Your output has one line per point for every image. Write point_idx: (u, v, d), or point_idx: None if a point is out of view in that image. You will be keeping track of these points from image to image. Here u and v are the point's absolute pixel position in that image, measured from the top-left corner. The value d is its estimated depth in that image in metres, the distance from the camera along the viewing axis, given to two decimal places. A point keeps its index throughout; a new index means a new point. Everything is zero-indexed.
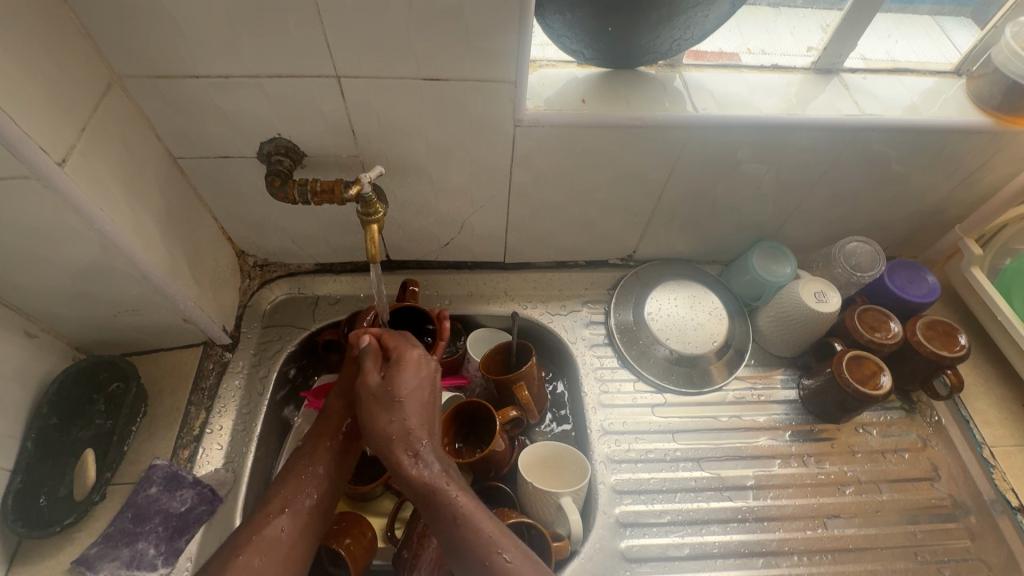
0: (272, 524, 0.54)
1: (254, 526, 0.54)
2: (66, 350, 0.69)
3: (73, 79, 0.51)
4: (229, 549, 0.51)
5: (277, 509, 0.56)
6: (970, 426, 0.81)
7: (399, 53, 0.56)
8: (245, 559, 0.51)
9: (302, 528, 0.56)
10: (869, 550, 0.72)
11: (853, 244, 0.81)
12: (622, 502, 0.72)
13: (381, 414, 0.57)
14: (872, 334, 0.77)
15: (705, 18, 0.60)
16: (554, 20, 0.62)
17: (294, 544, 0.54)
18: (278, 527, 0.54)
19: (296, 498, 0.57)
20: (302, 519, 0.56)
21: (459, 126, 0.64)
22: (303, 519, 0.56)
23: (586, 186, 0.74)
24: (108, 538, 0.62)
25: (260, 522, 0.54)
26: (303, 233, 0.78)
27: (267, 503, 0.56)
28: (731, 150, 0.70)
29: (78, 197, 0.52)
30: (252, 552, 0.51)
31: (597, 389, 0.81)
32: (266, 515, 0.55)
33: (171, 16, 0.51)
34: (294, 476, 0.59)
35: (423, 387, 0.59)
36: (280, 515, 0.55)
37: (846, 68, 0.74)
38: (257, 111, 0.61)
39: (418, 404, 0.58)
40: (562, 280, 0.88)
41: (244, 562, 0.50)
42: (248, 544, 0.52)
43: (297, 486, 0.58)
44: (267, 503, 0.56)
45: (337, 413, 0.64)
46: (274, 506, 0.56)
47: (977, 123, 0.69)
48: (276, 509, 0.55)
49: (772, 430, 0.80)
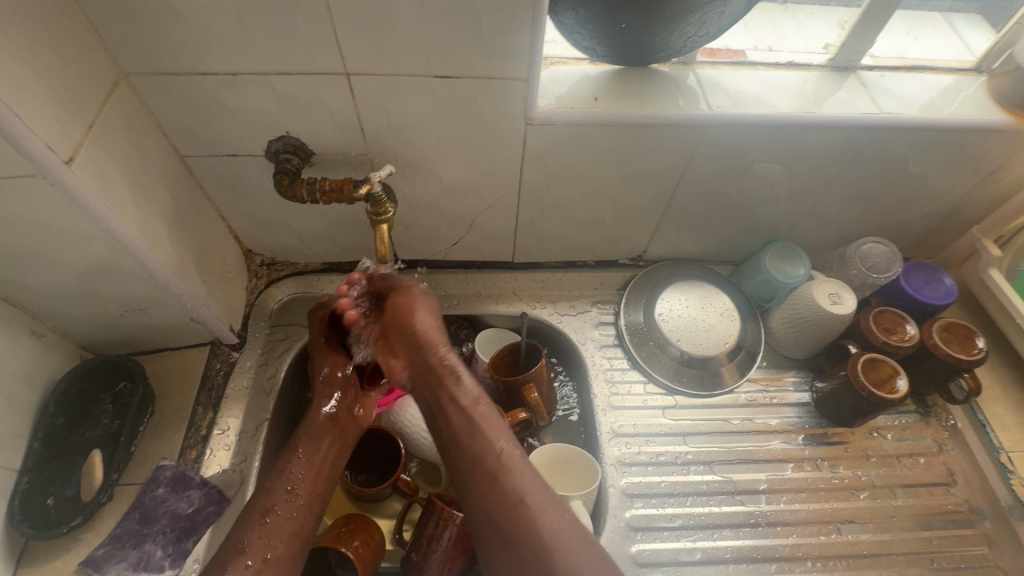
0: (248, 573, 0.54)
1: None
2: (72, 349, 0.69)
3: (79, 76, 0.51)
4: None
5: (255, 557, 0.55)
6: (987, 430, 0.79)
7: (409, 50, 0.55)
8: None
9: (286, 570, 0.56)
10: (883, 556, 0.71)
11: (869, 245, 0.79)
12: (633, 505, 0.71)
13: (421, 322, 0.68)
14: (888, 336, 0.76)
15: (721, 14, 0.59)
16: (567, 16, 0.61)
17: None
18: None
19: (272, 543, 0.56)
20: (283, 561, 0.56)
21: (470, 124, 0.63)
22: (284, 565, 0.56)
23: (597, 185, 0.73)
24: (115, 539, 0.61)
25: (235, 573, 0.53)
26: (310, 232, 0.77)
27: (244, 547, 0.55)
28: (746, 148, 0.68)
29: (85, 196, 0.51)
30: None
31: (607, 391, 0.80)
32: (244, 565, 0.54)
33: (178, 12, 0.51)
34: (273, 513, 0.58)
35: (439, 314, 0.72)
36: (258, 564, 0.55)
37: (863, 66, 0.72)
38: (266, 109, 0.60)
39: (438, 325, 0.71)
40: (571, 280, 0.87)
41: None
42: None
43: (275, 526, 0.57)
44: (243, 549, 0.55)
45: (317, 444, 0.64)
46: (251, 555, 0.55)
47: (998, 122, 0.67)
48: (253, 558, 0.55)
49: (785, 434, 0.79)
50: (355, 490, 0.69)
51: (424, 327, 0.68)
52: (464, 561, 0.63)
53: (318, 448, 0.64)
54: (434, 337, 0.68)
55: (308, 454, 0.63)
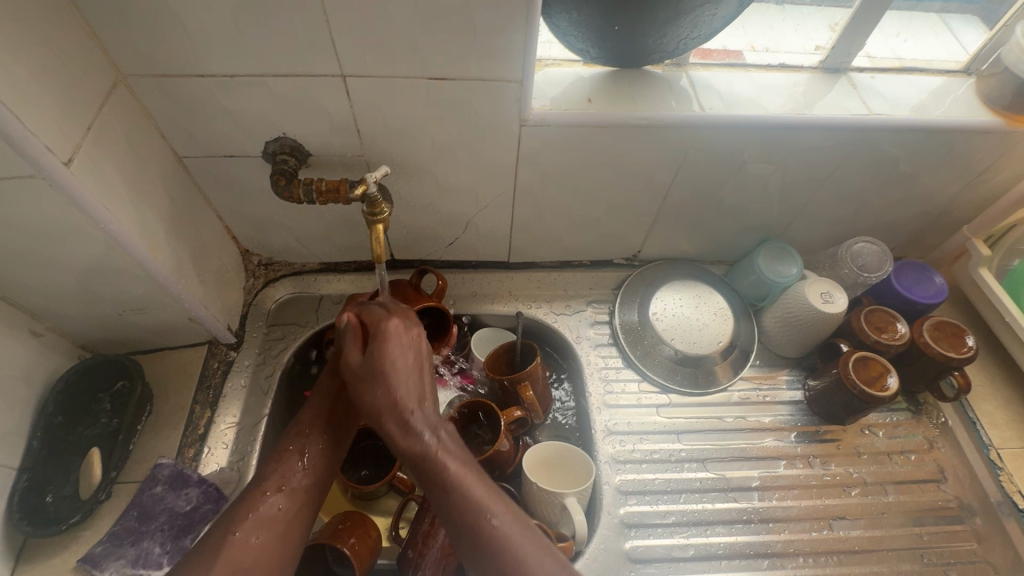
0: (267, 503, 0.54)
1: (247, 506, 0.54)
2: (71, 349, 0.69)
3: (78, 79, 0.51)
4: (224, 530, 0.52)
5: (273, 487, 0.56)
6: (977, 428, 0.80)
7: (404, 52, 0.56)
8: (240, 536, 0.51)
9: (298, 508, 0.56)
10: (874, 552, 0.72)
11: (860, 244, 0.80)
12: (627, 502, 0.72)
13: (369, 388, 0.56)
14: (878, 335, 0.76)
15: (712, 17, 0.60)
16: (561, 19, 0.62)
17: (291, 522, 0.55)
18: (274, 506, 0.54)
19: (290, 477, 0.57)
20: (299, 498, 0.56)
21: (465, 126, 0.64)
22: (299, 498, 0.56)
23: (591, 185, 0.73)
24: (113, 536, 0.62)
25: (255, 501, 0.54)
26: (308, 232, 0.78)
27: (262, 480, 0.56)
28: (738, 149, 0.69)
29: (84, 197, 0.52)
30: (248, 528, 0.52)
31: (602, 389, 0.80)
32: (261, 495, 0.55)
33: (175, 15, 0.51)
34: (290, 454, 0.59)
35: (410, 365, 0.56)
36: (275, 493, 0.55)
37: (854, 67, 0.73)
38: (263, 111, 0.61)
39: (407, 380, 0.56)
40: (567, 280, 0.88)
41: (240, 539, 0.51)
42: (243, 524, 0.52)
43: (291, 466, 0.58)
44: (261, 482, 0.56)
45: (336, 395, 0.63)
46: (269, 486, 0.55)
47: (986, 123, 0.68)
48: (271, 488, 0.55)
49: (778, 431, 0.80)
50: (352, 488, 0.69)
51: (373, 395, 0.56)
52: (459, 557, 0.63)
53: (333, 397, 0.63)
54: (393, 398, 0.55)
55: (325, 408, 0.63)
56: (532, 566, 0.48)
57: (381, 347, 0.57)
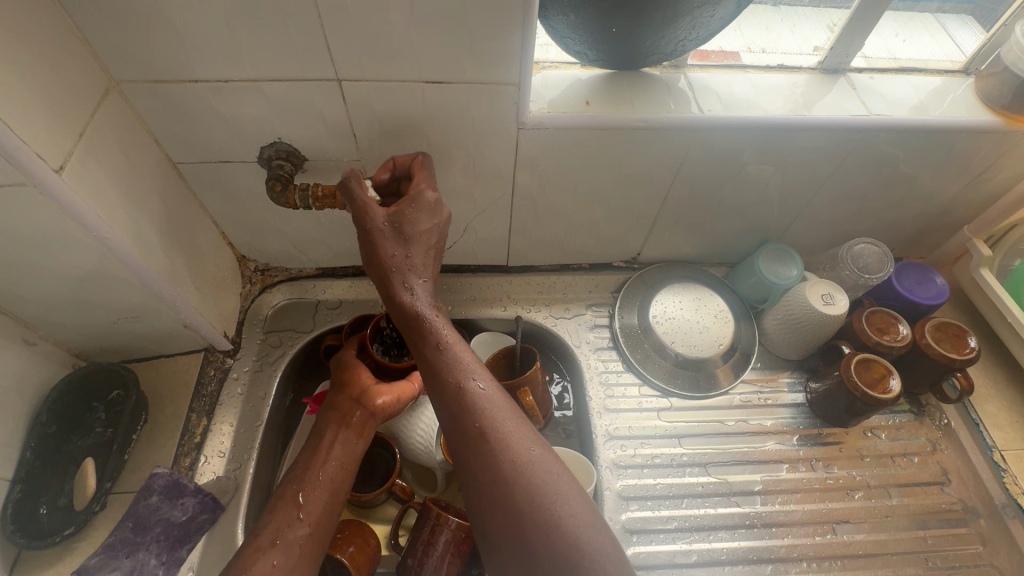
0: (262, 560, 0.53)
1: (243, 565, 0.52)
2: (66, 357, 0.68)
3: (70, 86, 0.51)
4: None
5: (266, 542, 0.54)
6: (980, 429, 0.80)
7: (401, 57, 0.56)
8: None
9: (294, 560, 0.54)
10: (878, 556, 0.71)
11: (860, 246, 0.80)
12: (629, 508, 0.71)
13: (386, 240, 0.59)
14: (880, 337, 0.76)
15: (711, 18, 0.59)
16: (557, 21, 0.61)
17: None
18: (268, 562, 0.52)
19: (285, 530, 0.55)
20: (295, 550, 0.54)
21: (462, 130, 0.64)
22: (294, 551, 0.54)
23: (590, 188, 0.73)
24: (109, 548, 0.61)
25: (249, 559, 0.53)
26: (305, 238, 0.77)
27: (257, 536, 0.55)
28: (737, 151, 0.69)
29: (77, 205, 0.51)
30: None
31: (602, 393, 0.80)
32: (255, 552, 0.53)
33: (168, 20, 0.51)
34: (283, 504, 0.57)
35: (431, 235, 0.60)
36: (269, 550, 0.53)
37: (853, 68, 0.73)
38: (259, 116, 0.60)
39: (426, 243, 0.60)
40: (566, 283, 0.88)
41: None
42: None
43: (287, 517, 0.56)
44: (255, 537, 0.54)
45: (330, 432, 0.63)
46: (262, 541, 0.54)
47: (987, 123, 0.67)
48: (264, 543, 0.54)
49: (780, 434, 0.79)
50: (352, 496, 0.68)
51: (389, 247, 0.59)
52: (461, 566, 0.62)
53: (328, 435, 0.62)
54: (402, 262, 0.59)
55: (320, 442, 0.62)
56: (512, 440, 0.56)
57: (414, 212, 0.58)
